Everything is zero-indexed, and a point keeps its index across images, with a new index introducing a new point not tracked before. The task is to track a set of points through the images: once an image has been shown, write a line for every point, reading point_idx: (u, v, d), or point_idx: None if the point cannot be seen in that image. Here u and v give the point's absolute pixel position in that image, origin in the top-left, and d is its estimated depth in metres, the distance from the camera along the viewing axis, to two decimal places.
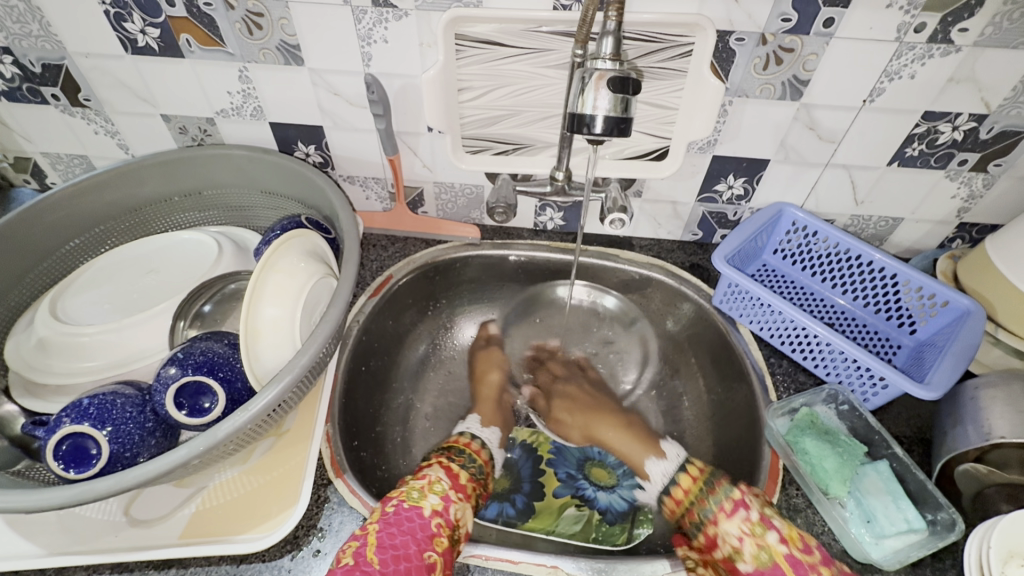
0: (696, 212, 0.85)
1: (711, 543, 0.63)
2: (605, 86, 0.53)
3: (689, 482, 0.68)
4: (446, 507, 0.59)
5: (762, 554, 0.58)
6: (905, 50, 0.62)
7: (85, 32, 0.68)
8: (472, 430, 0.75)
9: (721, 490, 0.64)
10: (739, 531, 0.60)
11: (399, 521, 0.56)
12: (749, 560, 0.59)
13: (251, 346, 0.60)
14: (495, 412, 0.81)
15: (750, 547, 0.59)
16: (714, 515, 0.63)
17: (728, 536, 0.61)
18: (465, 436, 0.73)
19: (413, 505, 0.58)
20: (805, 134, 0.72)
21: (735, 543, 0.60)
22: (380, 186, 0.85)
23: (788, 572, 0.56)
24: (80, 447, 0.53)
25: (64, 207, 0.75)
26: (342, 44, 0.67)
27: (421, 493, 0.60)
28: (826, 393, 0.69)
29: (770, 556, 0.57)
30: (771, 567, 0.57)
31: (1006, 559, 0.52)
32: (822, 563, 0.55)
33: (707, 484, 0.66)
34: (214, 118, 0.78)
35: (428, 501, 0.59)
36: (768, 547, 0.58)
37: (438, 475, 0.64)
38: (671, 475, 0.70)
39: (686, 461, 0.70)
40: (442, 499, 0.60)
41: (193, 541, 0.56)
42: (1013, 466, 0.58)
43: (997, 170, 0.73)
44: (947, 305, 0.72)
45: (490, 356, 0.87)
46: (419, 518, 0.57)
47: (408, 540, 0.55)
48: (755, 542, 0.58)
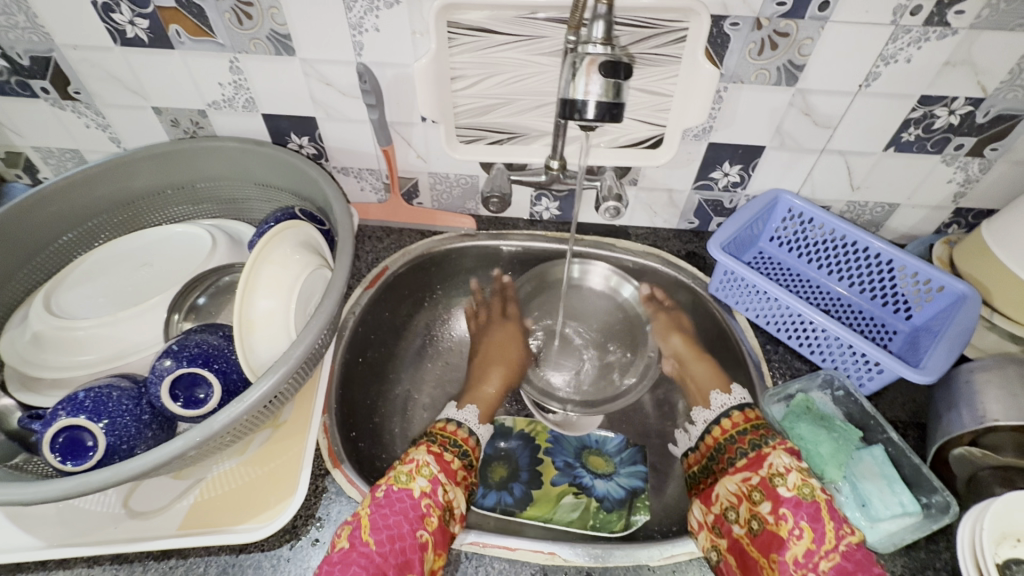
0: (692, 200, 0.84)
1: (753, 464, 0.61)
2: (597, 71, 0.52)
3: (740, 418, 0.67)
4: (435, 490, 0.59)
5: (805, 487, 0.56)
6: (902, 34, 0.62)
7: (72, 22, 0.67)
8: (456, 417, 0.71)
9: (775, 435, 0.63)
10: (790, 462, 0.59)
11: (390, 503, 0.56)
12: (791, 487, 0.56)
13: (246, 337, 0.60)
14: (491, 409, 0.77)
15: (794, 476, 0.57)
16: (776, 442, 0.62)
17: (777, 461, 0.59)
18: (447, 423, 0.70)
19: (403, 488, 0.58)
20: (801, 120, 0.72)
21: (781, 469, 0.58)
22: (374, 177, 0.85)
23: (824, 509, 0.54)
24: (76, 440, 0.53)
25: (55, 201, 0.74)
26: (333, 33, 0.66)
27: (410, 476, 0.59)
28: (821, 378, 0.69)
29: (813, 493, 0.55)
30: (810, 501, 0.55)
31: (999, 540, 0.53)
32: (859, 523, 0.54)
33: (757, 427, 0.65)
34: (206, 110, 0.77)
35: (417, 484, 0.59)
36: (813, 486, 0.56)
37: (426, 458, 0.62)
38: (725, 407, 0.70)
39: (751, 404, 0.69)
40: (431, 482, 0.59)
41: (192, 532, 0.57)
42: (1008, 449, 0.58)
43: (994, 154, 0.72)
44: (942, 290, 0.72)
45: (499, 348, 0.85)
46: (409, 499, 0.57)
47: (400, 520, 0.55)
48: (802, 476, 0.57)
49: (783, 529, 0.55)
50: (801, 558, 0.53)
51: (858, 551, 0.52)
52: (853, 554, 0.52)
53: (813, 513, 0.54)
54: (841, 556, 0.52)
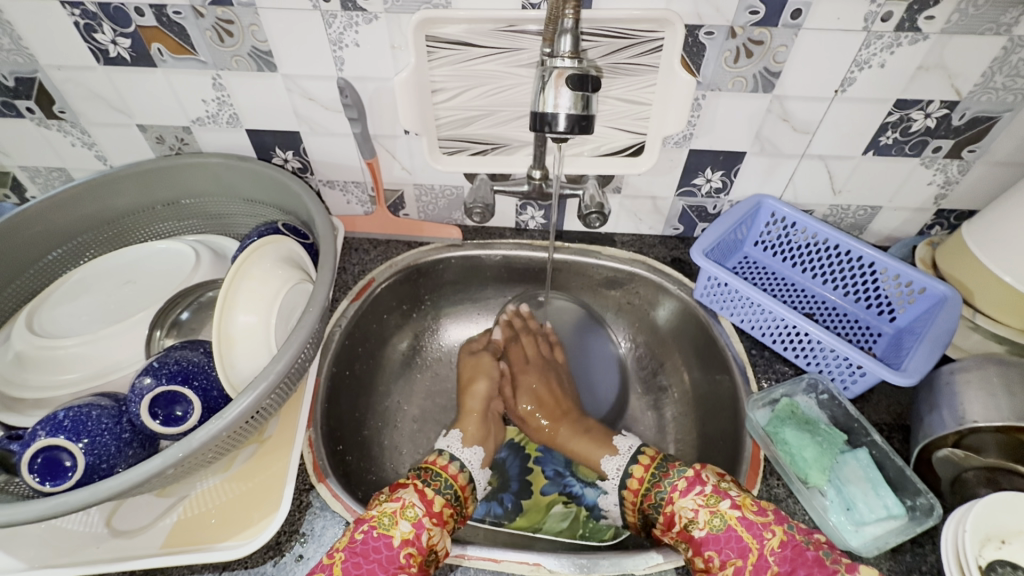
0: (676, 207, 0.85)
1: (668, 523, 0.62)
2: (565, 84, 0.53)
3: (642, 471, 0.69)
4: (418, 536, 0.57)
5: (714, 519, 0.58)
6: (874, 40, 0.62)
7: (56, 42, 0.67)
8: (452, 451, 0.71)
9: (673, 473, 0.65)
10: (693, 503, 0.60)
11: (366, 551, 0.54)
12: (704, 527, 0.58)
13: (225, 353, 0.60)
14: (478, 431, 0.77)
15: (702, 514, 0.59)
16: (672, 492, 0.63)
17: (683, 509, 0.60)
18: (444, 458, 0.69)
19: (382, 534, 0.56)
20: (779, 126, 0.72)
21: (690, 514, 0.60)
22: (360, 190, 0.85)
23: (741, 532, 0.56)
24: (53, 460, 0.53)
25: (40, 220, 0.75)
26: (314, 50, 0.67)
27: (393, 519, 0.57)
28: (806, 383, 0.69)
29: (724, 520, 0.57)
30: (725, 531, 0.57)
31: (983, 542, 0.53)
32: (774, 522, 0.56)
33: (661, 468, 0.67)
34: (190, 127, 0.78)
35: (399, 529, 0.57)
36: (721, 513, 0.58)
37: (412, 499, 0.60)
38: (624, 467, 0.71)
39: (641, 450, 0.72)
40: (414, 526, 0.58)
41: (175, 550, 0.56)
42: (990, 450, 0.59)
43: (972, 155, 0.73)
44: (924, 292, 0.73)
45: (478, 363, 0.85)
46: (387, 549, 0.55)
47: (375, 568, 0.54)
48: (708, 509, 0.59)
49: (716, 569, 0.56)
50: None
51: (784, 550, 0.54)
52: (783, 554, 0.54)
53: (733, 543, 0.56)
54: (775, 565, 0.54)
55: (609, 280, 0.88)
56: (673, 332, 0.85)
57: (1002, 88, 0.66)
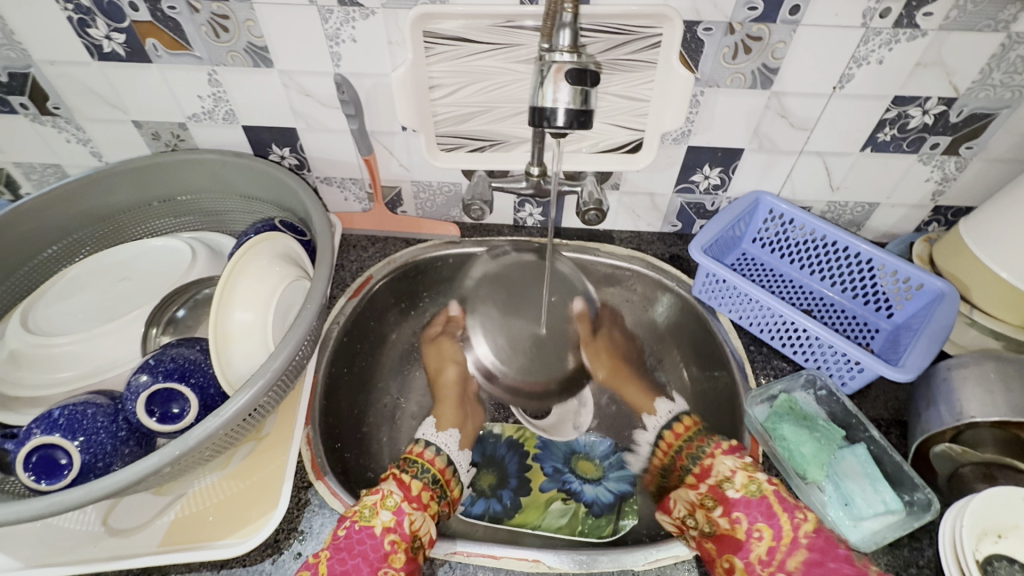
0: (675, 204, 0.85)
1: (702, 475, 0.67)
2: (564, 79, 0.53)
3: (683, 429, 0.75)
4: (399, 522, 0.58)
5: (751, 485, 0.60)
6: (873, 36, 0.62)
7: (49, 37, 0.67)
8: (427, 437, 0.73)
9: (710, 444, 0.70)
10: (734, 465, 0.64)
11: (350, 545, 0.55)
12: (739, 489, 0.61)
13: (222, 350, 0.60)
14: (455, 413, 0.79)
15: (739, 476, 0.62)
16: (716, 450, 0.67)
17: (722, 467, 0.64)
18: (422, 445, 0.72)
19: (364, 526, 0.56)
20: (778, 122, 0.72)
21: (727, 473, 0.63)
22: (357, 187, 0.85)
23: (774, 503, 0.58)
24: (48, 459, 0.53)
25: (34, 217, 0.74)
26: (311, 46, 0.66)
27: (374, 511, 0.58)
28: (804, 378, 0.70)
29: (759, 489, 0.60)
30: (758, 498, 0.59)
31: (980, 537, 0.53)
32: (806, 506, 0.58)
33: (697, 435, 0.73)
34: (186, 123, 0.77)
35: (380, 519, 0.57)
36: (757, 481, 0.61)
37: (391, 488, 0.62)
38: (660, 428, 0.78)
39: (678, 415, 0.77)
40: (395, 514, 0.58)
41: (172, 548, 0.56)
42: (988, 445, 0.58)
43: (969, 152, 0.73)
44: (921, 288, 0.73)
45: (440, 350, 0.86)
46: (371, 540, 0.56)
47: (359, 563, 0.54)
48: (747, 474, 0.62)
49: (740, 531, 0.58)
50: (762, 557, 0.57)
51: (818, 537, 0.56)
52: (814, 541, 0.55)
53: (763, 509, 0.58)
54: (805, 548, 0.55)
55: (607, 277, 0.87)
56: (671, 329, 0.85)
57: (1000, 85, 0.66)
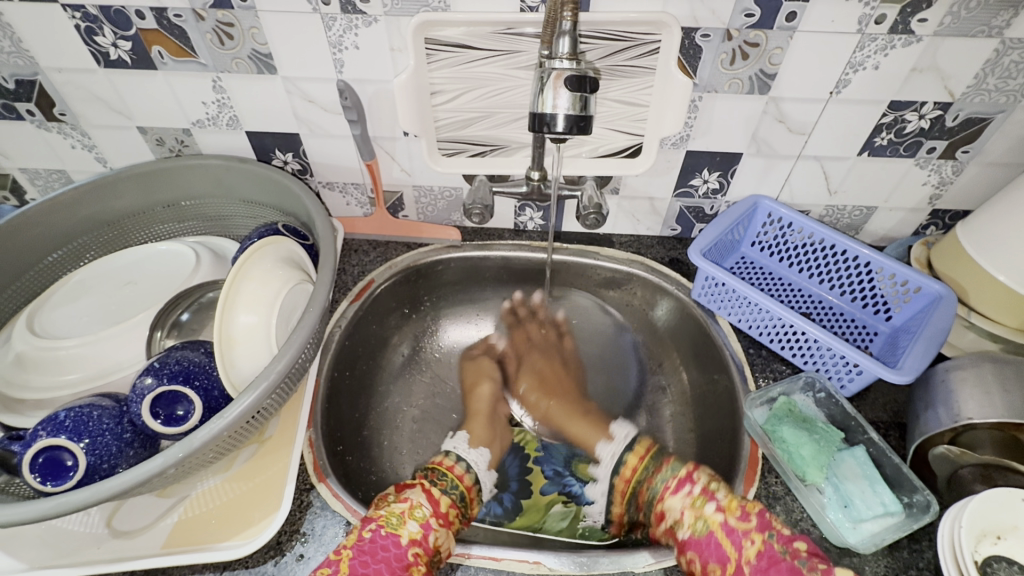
0: (674, 207, 0.85)
1: (660, 519, 0.65)
2: (564, 85, 0.54)
3: (636, 460, 0.73)
4: (425, 536, 0.58)
5: (697, 522, 0.60)
6: (868, 42, 0.63)
7: (57, 44, 0.68)
8: (459, 452, 0.73)
9: (670, 468, 0.68)
10: (681, 504, 0.63)
11: (373, 549, 0.55)
12: (687, 529, 0.61)
13: (226, 353, 0.61)
14: (485, 431, 0.80)
15: (687, 516, 0.61)
16: (665, 489, 0.66)
17: (673, 509, 0.64)
18: (450, 459, 0.72)
19: (390, 533, 0.57)
20: (775, 127, 0.73)
21: (677, 515, 0.63)
22: (359, 192, 0.86)
23: (721, 537, 0.58)
24: (55, 460, 0.53)
25: (39, 222, 0.75)
26: (314, 53, 0.67)
27: (401, 519, 0.58)
28: (803, 381, 0.70)
29: (706, 524, 0.60)
30: (706, 536, 0.59)
31: (979, 538, 0.54)
32: (756, 530, 0.57)
33: (656, 462, 0.71)
34: (190, 129, 0.78)
35: (407, 529, 0.58)
36: (704, 517, 0.60)
37: (420, 499, 0.62)
38: (619, 455, 0.75)
39: (635, 438, 0.75)
40: (422, 526, 0.59)
41: (176, 550, 0.56)
42: (986, 446, 0.59)
43: (965, 156, 0.74)
44: (919, 291, 0.73)
45: (479, 367, 0.87)
46: (395, 548, 0.56)
47: (381, 568, 0.54)
48: (693, 512, 0.61)
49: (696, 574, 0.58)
50: None
51: (761, 560, 0.55)
52: None
53: (714, 548, 0.58)
54: None
55: (608, 280, 0.88)
56: (672, 332, 0.86)
57: (995, 90, 0.66)
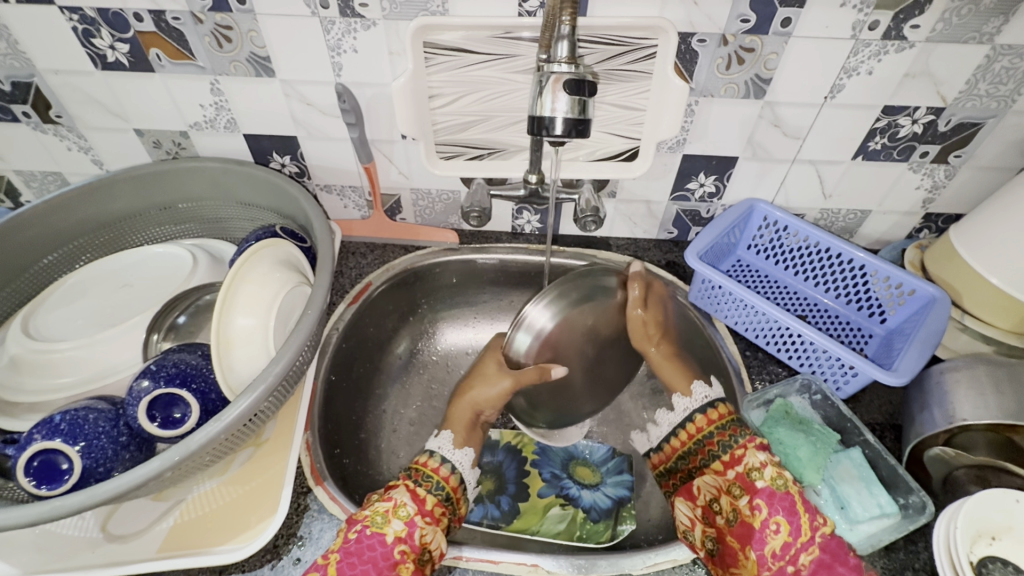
0: (670, 211, 0.86)
1: (729, 464, 0.63)
2: (562, 89, 0.54)
3: (716, 416, 0.67)
4: (410, 534, 0.56)
5: (779, 479, 0.59)
6: (862, 47, 0.64)
7: (54, 46, 0.68)
8: (444, 453, 0.67)
9: (744, 433, 0.64)
10: (765, 458, 0.61)
11: (360, 550, 0.55)
12: (767, 480, 0.59)
13: (224, 355, 0.61)
14: (474, 431, 0.72)
15: (769, 469, 0.60)
16: (747, 440, 0.63)
17: (753, 458, 0.61)
18: (429, 457, 0.66)
19: (376, 532, 0.56)
20: (771, 131, 0.74)
21: (757, 464, 0.61)
22: (357, 195, 0.86)
23: (798, 501, 0.58)
24: (50, 463, 0.53)
25: (35, 224, 0.75)
26: (313, 56, 0.68)
27: (386, 518, 0.57)
28: (799, 383, 0.70)
29: (786, 484, 0.59)
30: (784, 492, 0.58)
31: (975, 540, 0.54)
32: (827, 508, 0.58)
33: (724, 426, 0.66)
34: (187, 131, 0.78)
35: (392, 527, 0.56)
36: (786, 477, 0.59)
37: (403, 498, 0.59)
38: (690, 411, 0.69)
39: (714, 401, 0.69)
40: (406, 524, 0.57)
41: (172, 554, 0.56)
42: (980, 448, 0.60)
43: (958, 161, 0.75)
44: (913, 294, 0.74)
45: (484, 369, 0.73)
46: (381, 547, 0.55)
47: (368, 569, 0.54)
48: (776, 469, 0.60)
49: (758, 520, 0.58)
50: (778, 550, 0.57)
51: (832, 540, 0.56)
52: (828, 544, 0.56)
53: (788, 504, 0.58)
54: (818, 547, 0.56)
55: None
56: None
57: (986, 95, 0.67)
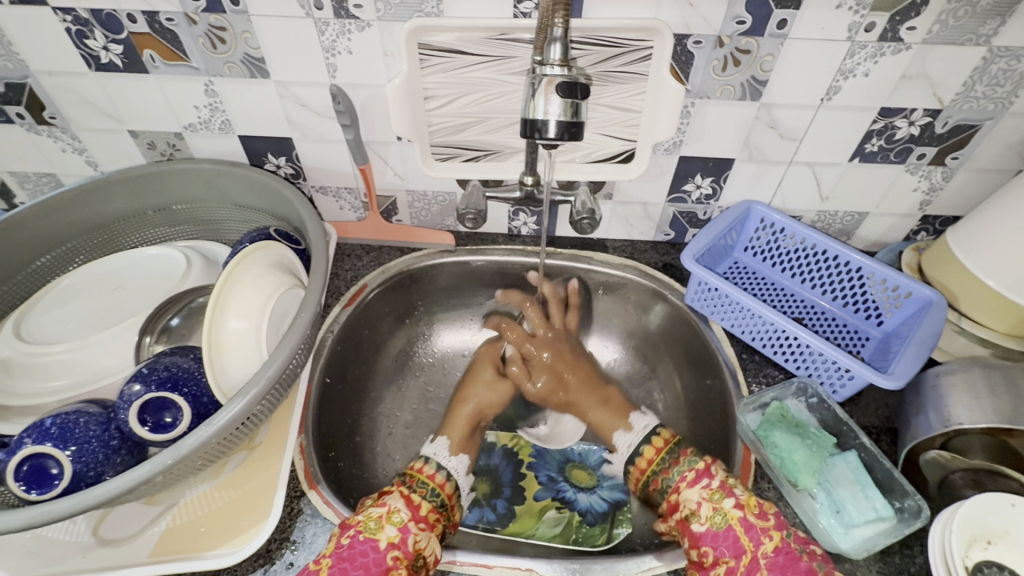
0: (667, 213, 0.86)
1: (672, 509, 0.63)
2: (555, 92, 0.54)
3: (656, 449, 0.69)
4: (404, 539, 0.56)
5: (715, 516, 0.58)
6: (858, 49, 0.64)
7: (46, 47, 0.67)
8: (439, 460, 0.68)
9: (688, 461, 0.65)
10: (698, 496, 0.61)
11: (352, 555, 0.54)
12: (703, 522, 0.59)
13: (215, 359, 0.60)
14: (465, 438, 0.75)
15: (704, 509, 0.59)
16: (678, 481, 0.64)
17: (687, 500, 0.61)
18: (422, 462, 0.68)
19: (369, 538, 0.55)
20: (767, 133, 0.73)
21: (693, 506, 0.60)
22: (352, 196, 0.85)
23: (738, 535, 0.56)
24: (40, 468, 0.52)
25: (27, 226, 0.74)
26: (307, 57, 0.67)
27: (379, 523, 0.57)
28: (795, 387, 0.70)
29: (725, 519, 0.58)
30: (724, 530, 0.57)
31: (970, 544, 0.54)
32: (774, 527, 0.56)
33: (665, 464, 0.67)
34: (182, 133, 0.78)
35: (385, 533, 0.56)
36: (723, 511, 0.58)
37: (397, 504, 0.60)
38: (636, 443, 0.72)
39: (654, 430, 0.72)
40: (400, 530, 0.57)
41: (163, 559, 0.56)
42: (977, 452, 0.59)
43: (955, 163, 0.74)
44: (910, 296, 0.74)
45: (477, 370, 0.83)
46: (373, 553, 0.54)
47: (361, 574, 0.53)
48: (711, 505, 0.59)
49: (708, 565, 0.57)
50: None
51: (778, 556, 0.55)
52: (774, 560, 0.54)
53: (731, 542, 0.57)
54: (766, 569, 0.54)
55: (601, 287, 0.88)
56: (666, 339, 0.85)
57: (983, 97, 0.67)
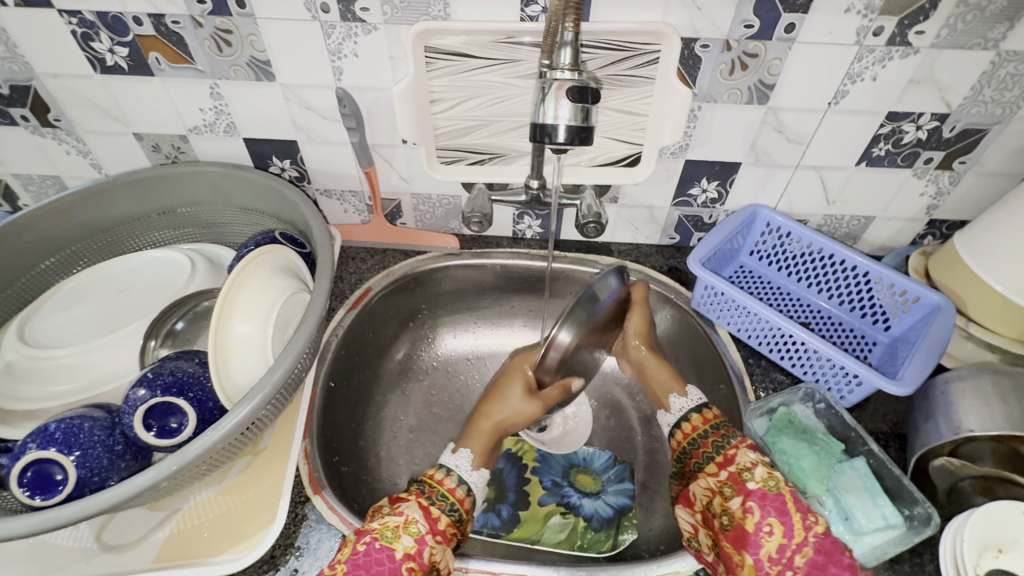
0: (673, 216, 0.85)
1: (724, 463, 0.62)
2: (565, 96, 0.54)
3: (701, 420, 0.68)
4: (420, 551, 0.56)
5: (770, 480, 0.59)
6: (866, 53, 0.63)
7: (51, 49, 0.67)
8: (461, 475, 0.66)
9: (736, 433, 0.65)
10: (756, 458, 0.61)
11: (368, 563, 0.54)
12: (758, 480, 0.59)
13: (221, 364, 0.60)
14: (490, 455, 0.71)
15: (760, 469, 0.60)
16: (738, 439, 0.64)
17: (745, 457, 0.61)
18: (440, 470, 0.66)
19: (384, 547, 0.55)
20: (774, 137, 0.73)
21: (749, 463, 0.60)
22: (357, 199, 0.85)
23: (789, 501, 0.57)
24: (43, 474, 0.52)
25: (32, 229, 0.74)
26: (313, 60, 0.67)
27: (396, 533, 0.56)
28: (803, 392, 0.69)
29: (777, 484, 0.58)
30: (776, 493, 0.58)
31: (981, 552, 0.54)
32: (819, 510, 0.57)
33: (718, 427, 0.66)
34: (187, 135, 0.77)
35: (402, 543, 0.55)
36: (777, 478, 0.59)
37: (416, 514, 0.58)
38: (683, 412, 0.70)
39: (706, 403, 0.70)
40: (417, 541, 0.56)
41: (168, 565, 0.56)
42: (988, 459, 0.59)
43: (962, 167, 0.74)
44: (917, 301, 0.73)
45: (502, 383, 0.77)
46: (390, 562, 0.54)
47: None
48: (767, 469, 0.60)
49: (751, 523, 0.57)
50: (773, 552, 0.55)
51: (825, 539, 0.55)
52: (822, 543, 0.54)
53: (779, 505, 0.57)
54: (811, 547, 0.54)
55: None
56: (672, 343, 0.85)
57: (991, 101, 0.67)
